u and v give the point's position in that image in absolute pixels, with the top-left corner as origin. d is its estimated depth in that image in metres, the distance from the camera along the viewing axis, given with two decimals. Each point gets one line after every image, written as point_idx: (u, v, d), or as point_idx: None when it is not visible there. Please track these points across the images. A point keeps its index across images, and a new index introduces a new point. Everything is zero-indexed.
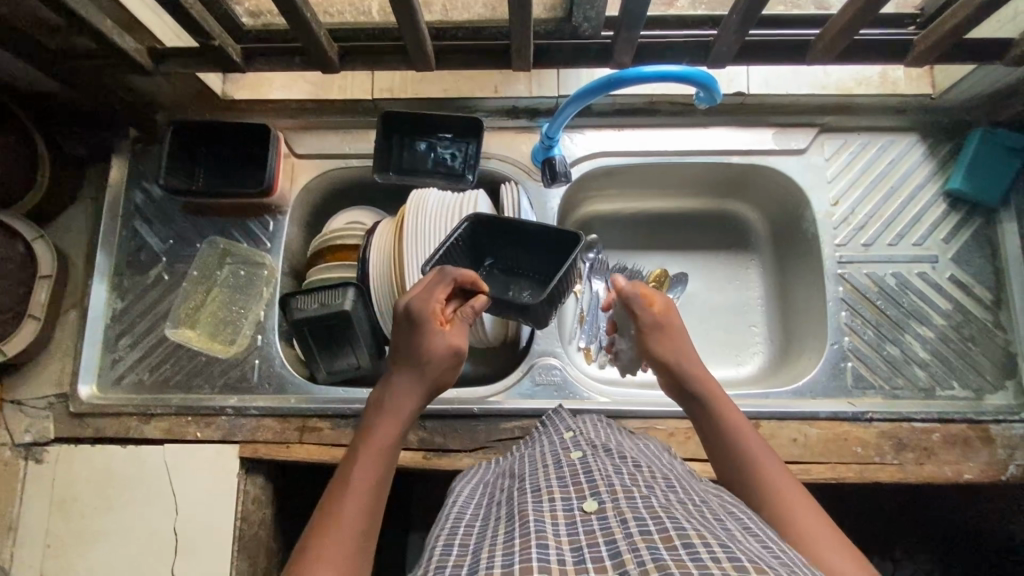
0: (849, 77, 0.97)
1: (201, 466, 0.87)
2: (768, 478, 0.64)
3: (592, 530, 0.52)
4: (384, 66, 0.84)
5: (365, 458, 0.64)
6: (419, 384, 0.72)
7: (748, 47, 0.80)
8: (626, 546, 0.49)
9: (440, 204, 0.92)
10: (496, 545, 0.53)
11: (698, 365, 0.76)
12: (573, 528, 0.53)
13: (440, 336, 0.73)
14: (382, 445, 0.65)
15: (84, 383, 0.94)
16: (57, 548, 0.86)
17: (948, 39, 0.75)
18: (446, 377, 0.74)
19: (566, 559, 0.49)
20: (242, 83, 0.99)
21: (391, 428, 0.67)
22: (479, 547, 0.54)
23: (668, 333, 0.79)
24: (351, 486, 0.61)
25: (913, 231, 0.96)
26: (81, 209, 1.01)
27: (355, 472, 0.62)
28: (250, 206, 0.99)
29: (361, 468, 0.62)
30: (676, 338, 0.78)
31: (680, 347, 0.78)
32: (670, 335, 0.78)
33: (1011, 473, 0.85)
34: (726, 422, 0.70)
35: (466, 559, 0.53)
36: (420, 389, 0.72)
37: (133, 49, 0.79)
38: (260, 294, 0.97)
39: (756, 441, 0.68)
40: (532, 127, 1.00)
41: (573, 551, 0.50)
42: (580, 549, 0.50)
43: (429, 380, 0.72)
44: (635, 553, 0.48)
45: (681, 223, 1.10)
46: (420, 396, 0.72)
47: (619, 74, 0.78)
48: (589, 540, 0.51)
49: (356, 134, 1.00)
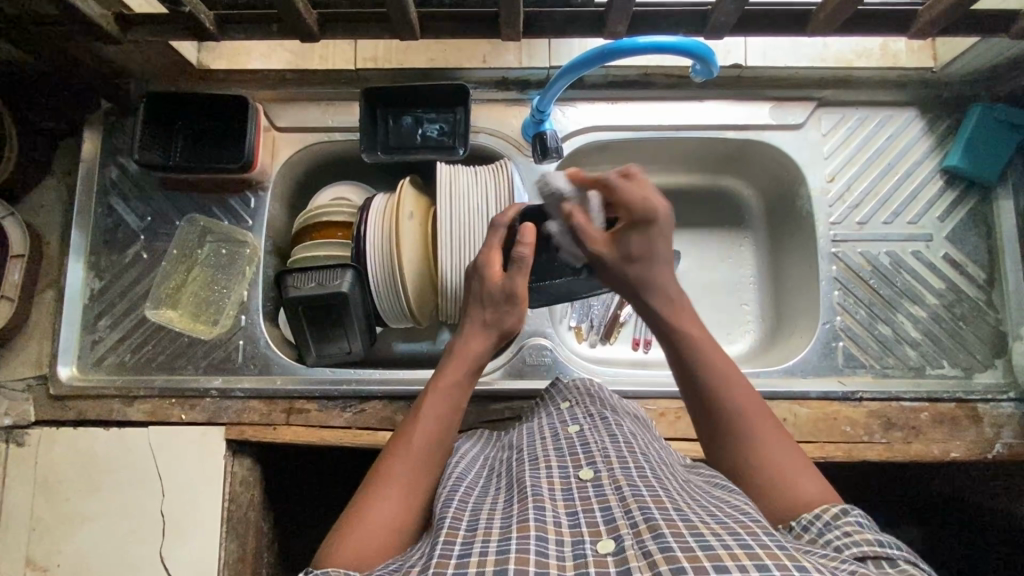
0: (850, 48, 0.93)
1: (185, 447, 0.86)
2: (732, 408, 0.62)
3: (588, 497, 0.52)
4: (365, 34, 0.80)
5: (437, 404, 0.66)
6: (490, 337, 0.73)
7: (747, 17, 0.77)
8: (621, 511, 0.49)
9: (447, 180, 0.88)
10: (495, 510, 0.53)
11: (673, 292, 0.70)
12: (569, 494, 0.53)
13: (518, 274, 0.73)
14: (453, 400, 0.67)
15: (63, 364, 0.92)
16: (42, 532, 0.84)
17: (953, 11, 0.72)
18: (517, 327, 0.75)
19: (562, 522, 0.49)
20: (219, 52, 0.94)
21: (464, 387, 0.69)
22: (478, 508, 0.53)
23: (651, 236, 0.72)
24: (418, 429, 0.63)
25: (910, 209, 0.95)
26: (53, 185, 0.97)
27: (424, 419, 0.64)
28: (229, 182, 0.96)
29: (432, 417, 0.64)
30: (659, 236, 0.72)
31: (666, 251, 0.72)
32: (655, 233, 0.72)
33: (997, 451, 0.85)
34: (692, 348, 0.66)
35: (465, 514, 0.52)
36: (490, 342, 0.72)
37: (99, 15, 0.75)
38: (243, 274, 0.95)
39: (727, 374, 0.64)
40: (522, 100, 0.96)
41: (569, 515, 0.50)
42: (576, 514, 0.50)
43: (502, 329, 0.73)
44: (629, 517, 0.48)
45: (673, 199, 1.07)
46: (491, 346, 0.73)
47: (610, 45, 0.75)
48: (584, 505, 0.51)
49: (338, 106, 0.97)
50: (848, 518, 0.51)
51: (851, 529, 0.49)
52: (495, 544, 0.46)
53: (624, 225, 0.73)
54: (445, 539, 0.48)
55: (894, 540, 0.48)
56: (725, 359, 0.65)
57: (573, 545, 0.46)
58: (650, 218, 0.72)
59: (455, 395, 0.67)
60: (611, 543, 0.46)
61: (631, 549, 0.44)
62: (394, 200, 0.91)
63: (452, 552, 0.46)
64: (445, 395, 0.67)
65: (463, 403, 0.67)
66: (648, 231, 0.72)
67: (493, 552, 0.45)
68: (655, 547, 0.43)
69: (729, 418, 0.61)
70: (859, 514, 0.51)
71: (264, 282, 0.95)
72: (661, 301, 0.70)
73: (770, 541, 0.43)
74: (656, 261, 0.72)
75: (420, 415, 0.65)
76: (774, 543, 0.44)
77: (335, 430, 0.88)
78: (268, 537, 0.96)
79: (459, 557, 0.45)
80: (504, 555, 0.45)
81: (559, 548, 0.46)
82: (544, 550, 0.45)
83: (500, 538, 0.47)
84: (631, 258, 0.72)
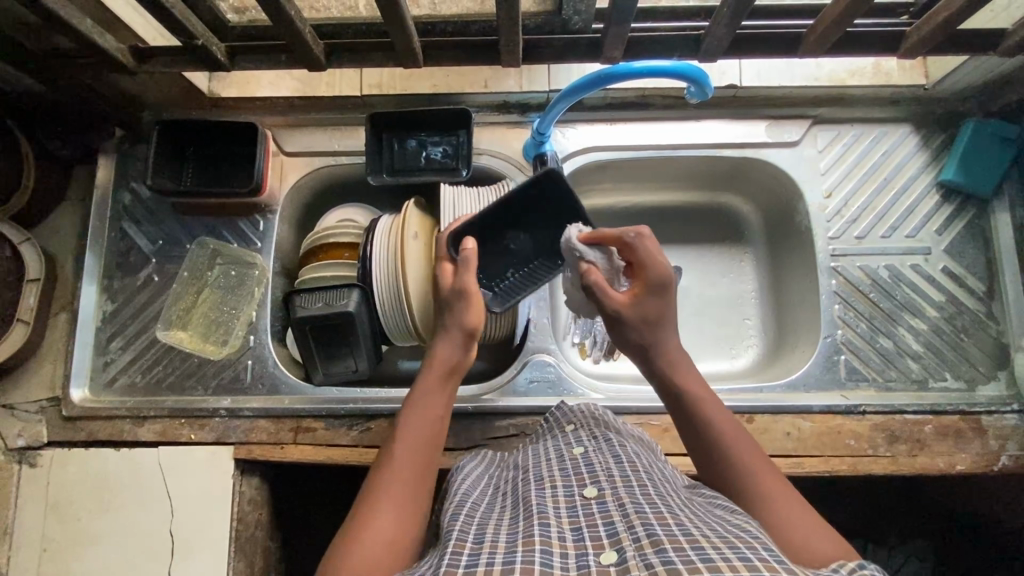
0: (843, 67, 0.97)
1: (196, 466, 0.87)
2: (736, 455, 0.64)
3: (592, 513, 0.53)
4: (373, 63, 0.83)
5: (414, 417, 0.67)
6: (457, 339, 0.74)
7: (739, 40, 0.79)
8: (624, 526, 0.49)
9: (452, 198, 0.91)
10: (501, 525, 0.53)
11: (679, 358, 0.72)
12: (573, 511, 0.53)
13: (462, 304, 0.75)
14: (431, 409, 0.68)
15: (76, 387, 0.93)
16: (53, 552, 0.85)
17: (941, 32, 0.74)
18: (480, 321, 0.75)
19: (566, 536, 0.49)
20: (229, 81, 0.98)
21: (441, 395, 0.70)
22: (484, 523, 0.54)
23: (664, 298, 0.73)
24: (400, 444, 0.65)
25: (907, 223, 0.96)
26: (69, 211, 0.99)
27: (404, 434, 0.65)
28: (240, 205, 0.98)
29: (412, 428, 0.66)
30: (671, 304, 0.74)
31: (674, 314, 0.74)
32: (664, 295, 0.73)
33: (1003, 464, 0.85)
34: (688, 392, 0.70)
35: (471, 527, 0.53)
36: (459, 346, 0.74)
37: (115, 49, 0.78)
38: (251, 295, 0.97)
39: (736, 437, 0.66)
40: (524, 122, 0.99)
41: (573, 530, 0.50)
42: (580, 529, 0.51)
43: (464, 327, 0.74)
44: (632, 532, 0.48)
45: (673, 215, 1.09)
46: (464, 348, 0.74)
47: (608, 69, 0.77)
48: (588, 521, 0.51)
49: (345, 131, 0.99)
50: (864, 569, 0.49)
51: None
52: (501, 556, 0.47)
53: (640, 286, 0.74)
54: (453, 550, 0.49)
55: None
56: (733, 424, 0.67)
57: (576, 557, 0.47)
58: (663, 280, 0.73)
59: (431, 404, 0.69)
60: (613, 555, 0.46)
61: (633, 560, 0.45)
62: (399, 219, 0.93)
63: (459, 562, 0.47)
64: (421, 406, 0.68)
65: (443, 410, 0.69)
66: (662, 293, 0.73)
67: (500, 562, 0.46)
68: (657, 560, 0.44)
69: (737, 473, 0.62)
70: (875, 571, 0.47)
71: (272, 303, 0.97)
72: (672, 358, 0.72)
73: (771, 557, 0.44)
74: (669, 326, 0.73)
75: (400, 432, 0.66)
76: (772, 556, 0.44)
77: (342, 448, 0.89)
78: (274, 557, 0.96)
79: (466, 567, 0.46)
80: (510, 566, 0.45)
81: (563, 560, 0.46)
82: (548, 562, 0.46)
83: (505, 551, 0.48)
84: (644, 321, 0.73)
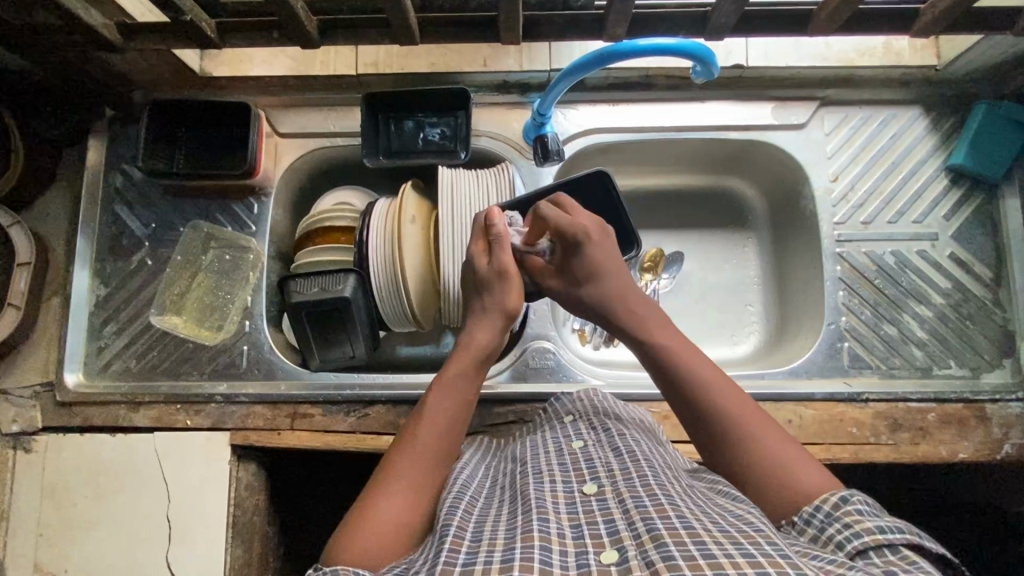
0: (851, 47, 0.92)
1: (191, 452, 0.86)
2: (716, 401, 0.61)
3: (591, 510, 0.52)
4: (367, 40, 0.81)
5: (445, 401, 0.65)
6: (496, 323, 0.72)
7: (747, 17, 0.76)
8: (624, 523, 0.48)
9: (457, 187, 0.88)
10: (499, 521, 0.52)
11: (631, 303, 0.70)
12: (573, 507, 0.53)
13: (501, 286, 0.73)
14: (462, 394, 0.66)
15: (70, 370, 0.92)
16: (49, 538, 0.84)
17: (954, 10, 0.72)
18: (520, 304, 0.73)
19: (565, 533, 0.48)
20: (221, 59, 0.94)
21: (472, 381, 0.68)
22: (482, 520, 0.53)
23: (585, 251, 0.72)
24: (423, 426, 0.63)
25: (915, 208, 0.94)
26: (57, 193, 0.97)
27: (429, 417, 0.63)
28: (234, 188, 0.96)
29: (440, 409, 0.64)
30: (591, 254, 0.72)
31: (609, 263, 0.72)
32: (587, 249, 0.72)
33: (1006, 452, 0.85)
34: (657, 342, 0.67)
35: (470, 523, 0.52)
36: (496, 330, 0.71)
37: (102, 25, 0.76)
38: (247, 280, 0.95)
39: (719, 379, 0.63)
40: (524, 102, 0.97)
41: (573, 527, 0.49)
42: (580, 526, 0.50)
43: (504, 310, 0.72)
44: (632, 529, 0.47)
45: (676, 199, 1.07)
46: (501, 332, 0.72)
47: (611, 48, 0.75)
48: (587, 518, 0.50)
49: (340, 112, 0.97)
50: (851, 510, 0.50)
51: (851, 520, 0.49)
52: (499, 553, 0.46)
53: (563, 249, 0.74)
54: (450, 547, 0.48)
55: (893, 524, 0.47)
56: (706, 361, 0.65)
57: (577, 556, 0.46)
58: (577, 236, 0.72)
59: (463, 386, 0.67)
60: (614, 554, 0.45)
61: (635, 559, 0.44)
62: (397, 203, 0.91)
63: (456, 561, 0.46)
64: (453, 390, 0.66)
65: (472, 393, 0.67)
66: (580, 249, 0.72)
67: (498, 560, 0.45)
68: (658, 557, 0.43)
69: (723, 424, 0.60)
70: (860, 500, 0.51)
71: (267, 287, 0.96)
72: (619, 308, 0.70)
73: (775, 551, 0.43)
74: (605, 274, 0.72)
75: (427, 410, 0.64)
76: (776, 550, 0.43)
77: (340, 435, 0.88)
78: (272, 542, 0.96)
79: (463, 565, 0.45)
80: (508, 564, 0.44)
81: (562, 558, 0.46)
82: (547, 559, 0.45)
83: (504, 548, 0.47)
84: (580, 280, 0.73)
